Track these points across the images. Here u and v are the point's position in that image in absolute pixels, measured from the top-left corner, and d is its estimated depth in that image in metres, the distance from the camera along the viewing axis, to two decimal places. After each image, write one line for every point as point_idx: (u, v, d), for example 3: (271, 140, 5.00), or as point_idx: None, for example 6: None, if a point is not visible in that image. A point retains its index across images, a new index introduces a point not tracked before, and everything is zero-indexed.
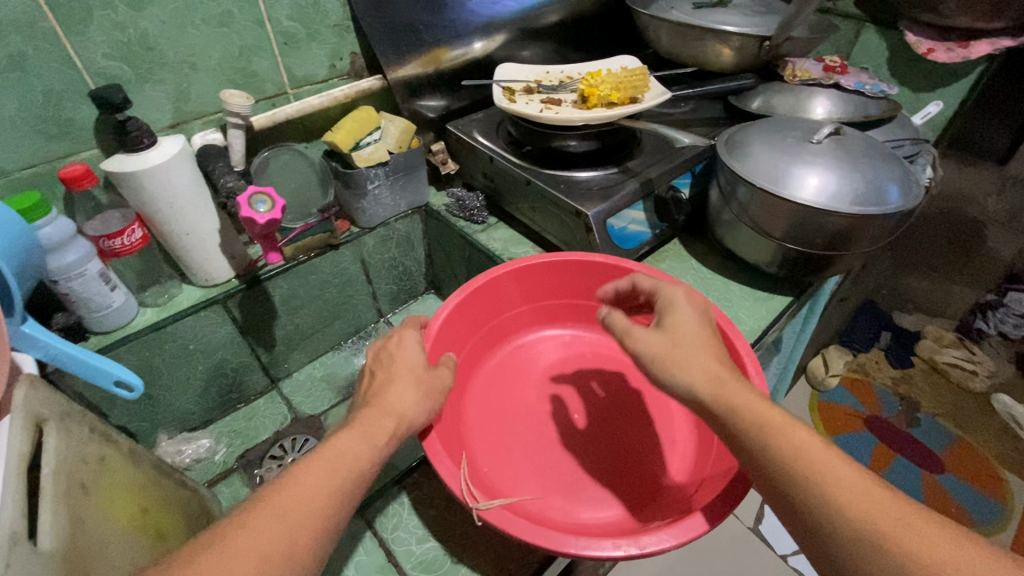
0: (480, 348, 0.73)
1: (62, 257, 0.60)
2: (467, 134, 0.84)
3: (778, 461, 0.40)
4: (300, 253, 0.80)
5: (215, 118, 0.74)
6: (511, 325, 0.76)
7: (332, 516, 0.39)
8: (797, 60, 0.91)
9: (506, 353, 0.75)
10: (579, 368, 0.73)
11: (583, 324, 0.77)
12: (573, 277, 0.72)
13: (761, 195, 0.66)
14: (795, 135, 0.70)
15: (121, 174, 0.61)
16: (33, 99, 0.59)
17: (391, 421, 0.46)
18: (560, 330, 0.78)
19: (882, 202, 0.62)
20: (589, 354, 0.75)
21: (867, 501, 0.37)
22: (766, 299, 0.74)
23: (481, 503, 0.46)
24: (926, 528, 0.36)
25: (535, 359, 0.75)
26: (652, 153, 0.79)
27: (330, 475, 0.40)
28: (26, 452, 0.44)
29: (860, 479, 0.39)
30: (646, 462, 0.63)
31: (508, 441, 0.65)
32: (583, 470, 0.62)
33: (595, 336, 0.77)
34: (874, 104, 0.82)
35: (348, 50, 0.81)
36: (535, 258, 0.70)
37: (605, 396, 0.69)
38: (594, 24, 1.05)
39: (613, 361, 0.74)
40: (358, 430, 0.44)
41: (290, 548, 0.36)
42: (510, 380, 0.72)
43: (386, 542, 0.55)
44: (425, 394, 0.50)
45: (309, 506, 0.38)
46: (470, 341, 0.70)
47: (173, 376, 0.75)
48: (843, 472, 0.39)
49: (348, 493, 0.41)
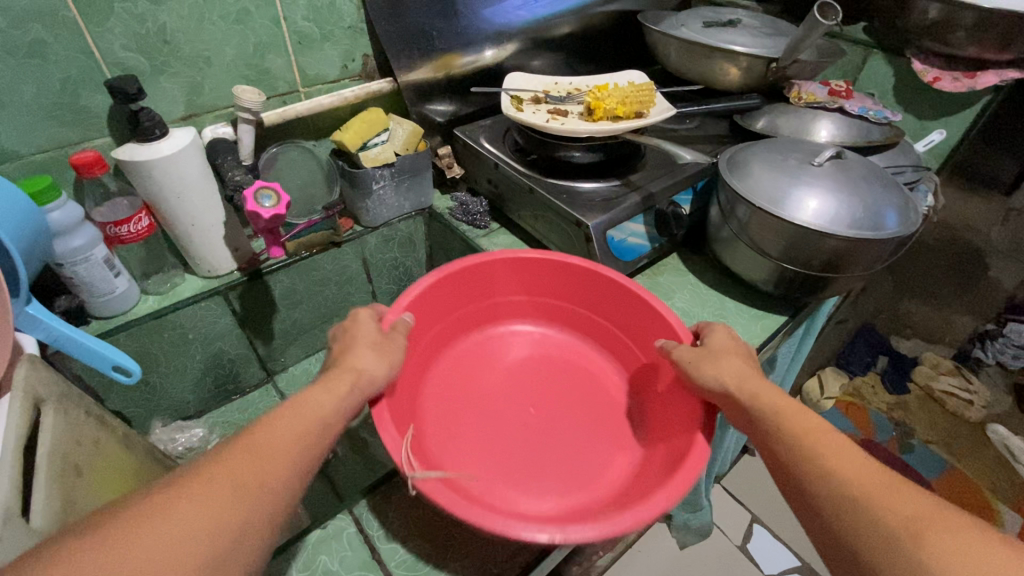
0: (453, 332, 0.74)
1: (68, 241, 0.61)
2: (473, 140, 0.86)
3: (799, 450, 0.44)
4: (303, 248, 0.81)
5: (226, 113, 0.75)
6: (489, 314, 0.77)
7: (300, 452, 0.40)
8: (802, 82, 0.91)
9: (473, 341, 0.77)
10: (546, 367, 0.74)
11: (558, 326, 0.79)
12: (549, 276, 0.73)
13: (761, 215, 0.67)
14: (796, 157, 0.71)
15: (131, 163, 0.62)
16: (51, 85, 0.60)
17: (353, 376, 0.48)
18: (535, 328, 0.79)
19: (879, 226, 0.63)
20: (554, 354, 0.76)
21: (877, 485, 0.39)
22: (761, 316, 0.74)
23: (417, 474, 0.46)
24: (944, 519, 0.36)
25: (501, 352, 0.76)
26: (655, 168, 0.80)
27: (301, 419, 0.42)
28: (23, 430, 0.45)
29: (876, 473, 0.41)
30: (589, 464, 0.63)
31: (463, 425, 0.66)
32: (528, 462, 0.62)
33: (562, 337, 0.78)
34: (877, 130, 0.82)
35: (361, 52, 0.82)
36: (516, 252, 0.71)
37: (564, 398, 0.70)
38: (605, 37, 1.07)
39: (578, 369, 0.75)
40: (326, 381, 0.46)
41: (260, 478, 0.37)
42: (478, 366, 0.74)
43: (372, 541, 0.51)
44: (387, 356, 0.52)
45: (278, 443, 0.40)
46: (445, 320, 0.72)
47: (170, 364, 0.76)
48: (855, 463, 0.41)
49: (318, 435, 0.42)
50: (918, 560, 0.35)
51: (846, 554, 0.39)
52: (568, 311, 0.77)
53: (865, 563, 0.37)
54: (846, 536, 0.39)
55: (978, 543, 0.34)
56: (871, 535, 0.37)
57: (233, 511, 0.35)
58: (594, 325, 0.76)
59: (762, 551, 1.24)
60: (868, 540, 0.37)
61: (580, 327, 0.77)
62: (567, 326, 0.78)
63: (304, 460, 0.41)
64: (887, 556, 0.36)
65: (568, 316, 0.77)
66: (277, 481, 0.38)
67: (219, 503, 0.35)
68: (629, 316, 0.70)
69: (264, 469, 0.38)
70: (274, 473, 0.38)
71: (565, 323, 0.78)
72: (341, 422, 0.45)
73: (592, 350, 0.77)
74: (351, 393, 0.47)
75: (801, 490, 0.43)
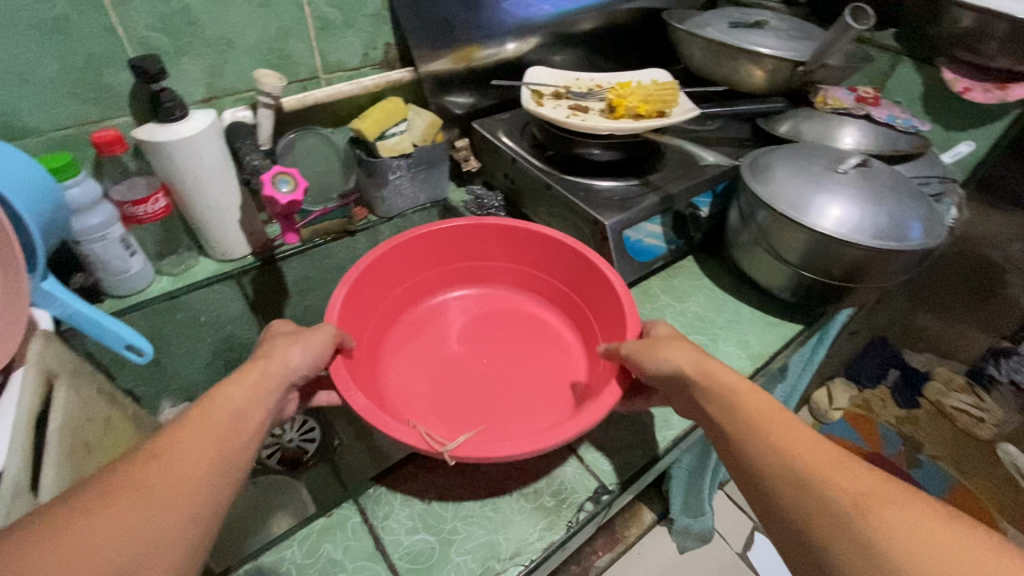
0: (391, 311, 0.75)
1: (86, 219, 0.62)
2: (491, 134, 0.86)
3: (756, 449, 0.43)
4: (316, 236, 0.81)
5: (247, 96, 0.74)
6: (422, 288, 0.78)
7: (222, 451, 0.39)
8: (829, 88, 0.88)
9: (415, 316, 0.77)
10: (487, 323, 0.77)
11: (489, 285, 0.81)
12: (483, 239, 0.76)
13: (783, 220, 0.65)
14: (821, 163, 0.69)
15: (150, 143, 0.62)
16: (73, 62, 0.60)
17: (276, 374, 0.47)
18: (468, 290, 0.81)
19: (903, 237, 0.62)
20: (495, 309, 0.79)
21: (823, 463, 0.39)
22: (776, 324, 0.73)
23: (451, 446, 0.46)
24: (888, 496, 0.36)
25: (445, 318, 0.78)
26: (675, 169, 0.79)
27: (221, 426, 0.40)
28: (35, 404, 0.46)
29: (823, 451, 0.40)
30: (548, 397, 0.67)
31: (425, 392, 0.67)
32: (494, 406, 0.65)
33: (499, 292, 0.81)
34: (904, 139, 0.80)
35: (382, 40, 0.81)
36: (452, 221, 0.73)
37: (512, 343, 0.74)
38: (628, 34, 1.05)
39: (518, 314, 0.78)
40: (244, 378, 0.45)
41: (182, 482, 0.36)
42: (420, 339, 0.75)
43: (376, 531, 0.50)
44: (310, 350, 0.50)
45: (199, 444, 0.38)
46: (381, 303, 0.72)
47: (181, 345, 0.76)
48: (800, 441, 0.41)
49: (241, 441, 0.41)
50: (863, 541, 0.35)
51: (797, 540, 0.38)
52: (501, 268, 0.79)
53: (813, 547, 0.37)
54: (795, 522, 0.39)
55: (921, 518, 0.34)
56: (819, 517, 0.37)
57: (153, 518, 0.33)
58: (526, 277, 0.79)
59: (761, 560, 1.24)
60: (818, 526, 0.37)
61: (513, 280, 0.80)
62: (501, 282, 0.81)
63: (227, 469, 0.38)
64: (832, 538, 0.36)
65: (502, 273, 0.80)
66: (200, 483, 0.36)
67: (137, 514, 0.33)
68: (563, 268, 0.73)
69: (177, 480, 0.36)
70: (190, 475, 0.36)
71: (499, 279, 0.81)
72: (265, 424, 0.44)
73: (529, 297, 0.80)
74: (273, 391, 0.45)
75: (752, 477, 0.42)
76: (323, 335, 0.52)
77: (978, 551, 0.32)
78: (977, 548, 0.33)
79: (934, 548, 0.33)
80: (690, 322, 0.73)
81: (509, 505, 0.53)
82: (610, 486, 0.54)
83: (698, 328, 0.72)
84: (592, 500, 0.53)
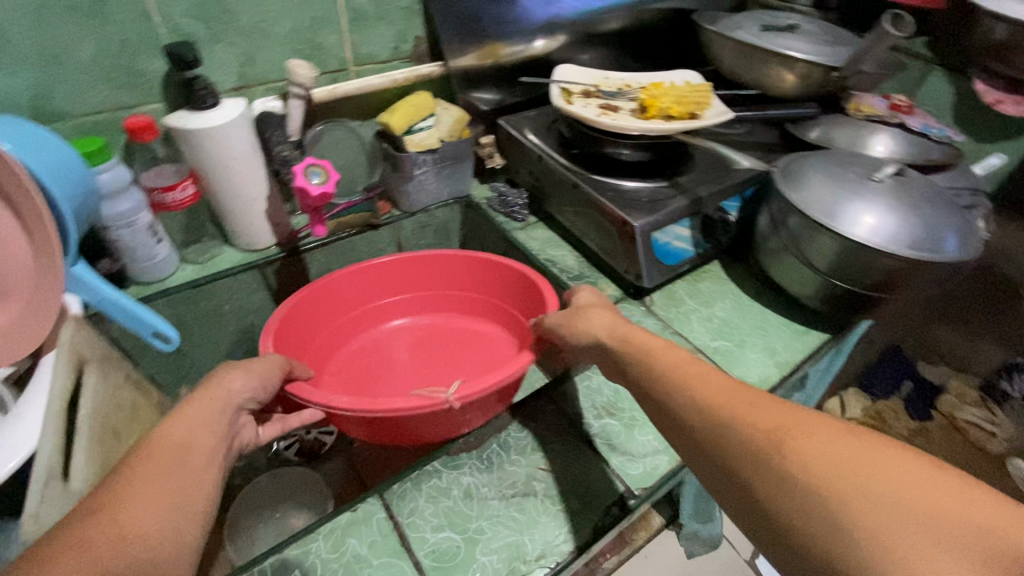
0: (337, 338, 0.80)
1: (116, 205, 0.62)
2: (518, 131, 0.85)
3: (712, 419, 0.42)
4: (341, 229, 0.81)
5: (277, 86, 0.74)
6: (367, 319, 0.83)
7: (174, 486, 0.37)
8: (861, 95, 0.89)
9: (359, 349, 0.82)
10: (428, 348, 0.82)
11: (431, 313, 0.86)
12: (416, 268, 0.82)
13: (815, 227, 0.64)
14: (856, 170, 0.68)
15: (181, 131, 0.62)
16: (109, 46, 0.60)
17: (222, 408, 0.44)
18: (410, 319, 0.86)
19: (937, 248, 0.61)
20: (435, 335, 0.84)
21: (744, 406, 0.41)
22: (804, 333, 0.72)
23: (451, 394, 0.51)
24: (810, 424, 0.39)
25: (388, 347, 0.82)
26: (704, 172, 0.78)
27: (165, 478, 0.37)
28: (66, 389, 0.46)
29: (742, 396, 0.42)
30: None
31: None
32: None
33: (437, 319, 0.86)
34: (937, 149, 0.79)
35: (413, 33, 0.81)
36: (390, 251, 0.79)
37: (450, 363, 0.79)
38: (656, 35, 1.04)
39: (458, 336, 0.83)
40: (185, 413, 0.42)
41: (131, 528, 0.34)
42: (364, 365, 0.80)
43: (400, 528, 0.49)
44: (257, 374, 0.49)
45: (148, 485, 0.36)
46: (325, 328, 0.77)
47: (204, 335, 0.76)
48: (721, 389, 0.43)
49: (190, 489, 0.38)
50: (791, 475, 0.36)
51: (735, 485, 0.39)
52: (437, 296, 0.85)
53: (753, 489, 0.38)
54: (733, 469, 0.39)
55: (840, 437, 0.37)
56: (752, 456, 0.38)
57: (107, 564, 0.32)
58: (460, 300, 0.84)
59: None
60: (751, 466, 0.38)
61: (449, 305, 0.85)
62: (438, 310, 0.86)
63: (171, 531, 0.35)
64: (765, 476, 0.37)
65: (438, 300, 0.85)
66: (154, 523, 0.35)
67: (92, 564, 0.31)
68: (495, 286, 0.79)
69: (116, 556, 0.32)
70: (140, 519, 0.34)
71: (436, 307, 0.86)
72: (216, 458, 0.41)
73: (466, 320, 0.85)
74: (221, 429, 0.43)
75: (685, 433, 0.43)
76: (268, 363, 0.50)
77: (889, 453, 0.36)
78: (888, 452, 0.36)
79: (857, 460, 0.35)
80: (717, 327, 0.72)
81: (535, 509, 0.52)
82: (636, 492, 0.53)
83: (725, 334, 0.71)
84: (617, 505, 0.53)
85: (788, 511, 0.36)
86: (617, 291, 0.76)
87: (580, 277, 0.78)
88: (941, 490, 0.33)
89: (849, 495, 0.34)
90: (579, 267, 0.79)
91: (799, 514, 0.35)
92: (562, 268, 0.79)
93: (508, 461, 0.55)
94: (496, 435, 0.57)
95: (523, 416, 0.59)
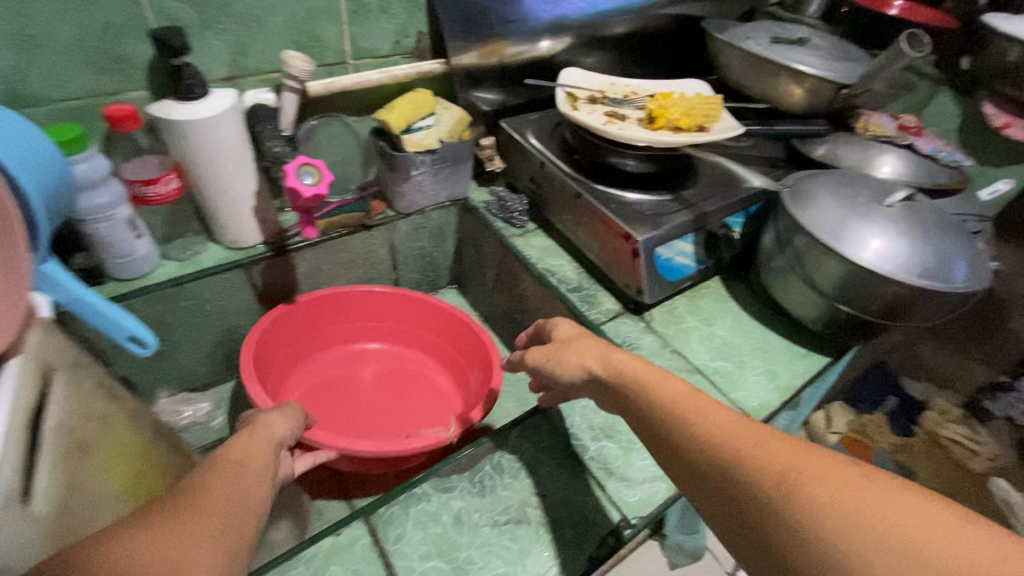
0: (308, 348, 0.83)
1: (92, 198, 0.58)
2: (520, 134, 0.83)
3: (722, 455, 0.38)
4: (332, 228, 0.78)
5: (270, 78, 0.70)
6: (340, 335, 0.86)
7: (236, 496, 0.38)
8: (870, 113, 0.88)
9: (316, 368, 0.84)
10: (387, 378, 0.85)
11: (395, 343, 0.88)
12: (384, 303, 0.85)
13: (823, 251, 0.63)
14: (866, 194, 0.67)
15: (167, 122, 0.58)
16: (91, 28, 0.56)
17: (267, 444, 0.46)
18: (370, 347, 0.88)
19: (947, 279, 0.60)
20: (389, 367, 0.86)
21: (748, 441, 0.38)
22: (805, 356, 0.70)
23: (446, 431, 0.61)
24: (819, 464, 0.36)
25: (344, 372, 0.84)
26: (709, 186, 0.77)
27: (222, 492, 0.38)
28: (32, 401, 0.43)
29: (744, 427, 0.40)
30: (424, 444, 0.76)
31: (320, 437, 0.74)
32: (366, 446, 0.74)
33: (393, 351, 0.88)
34: (945, 173, 0.77)
35: (416, 28, 0.78)
36: (362, 286, 0.82)
37: (404, 400, 0.82)
38: (663, 41, 1.02)
39: (419, 373, 0.86)
40: (239, 446, 0.44)
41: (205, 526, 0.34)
42: (326, 381, 0.83)
43: (386, 555, 0.47)
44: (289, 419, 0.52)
45: (217, 496, 0.37)
46: (297, 341, 0.80)
47: (184, 335, 0.72)
48: (723, 419, 0.40)
49: (248, 503, 0.38)
50: (807, 524, 0.33)
51: (738, 526, 0.37)
52: (399, 330, 0.87)
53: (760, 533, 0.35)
54: (736, 508, 0.37)
55: (851, 480, 0.34)
56: (756, 499, 0.36)
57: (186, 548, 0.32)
58: (419, 338, 0.87)
59: None
60: (756, 509, 0.36)
61: (406, 340, 0.88)
62: (397, 342, 0.88)
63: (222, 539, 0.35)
64: (777, 520, 0.35)
65: (398, 335, 0.88)
66: (221, 525, 0.35)
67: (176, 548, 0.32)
68: (461, 342, 0.82)
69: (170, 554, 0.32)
70: (214, 520, 0.35)
71: (394, 339, 0.88)
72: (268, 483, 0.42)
73: (419, 356, 0.88)
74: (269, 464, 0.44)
75: (684, 465, 0.41)
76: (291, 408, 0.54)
77: (903, 500, 0.33)
78: (903, 498, 0.33)
79: (869, 509, 0.33)
80: (717, 347, 0.70)
81: (528, 537, 0.50)
82: (632, 520, 0.52)
83: (725, 355, 0.69)
84: (612, 534, 0.52)
85: (796, 561, 0.33)
86: (616, 305, 0.74)
87: (579, 288, 0.75)
88: (964, 538, 0.31)
89: (862, 547, 0.31)
90: (579, 278, 0.77)
91: (809, 566, 0.33)
92: (560, 279, 0.77)
93: (501, 485, 0.53)
94: (489, 456, 0.55)
95: (513, 437, 0.57)
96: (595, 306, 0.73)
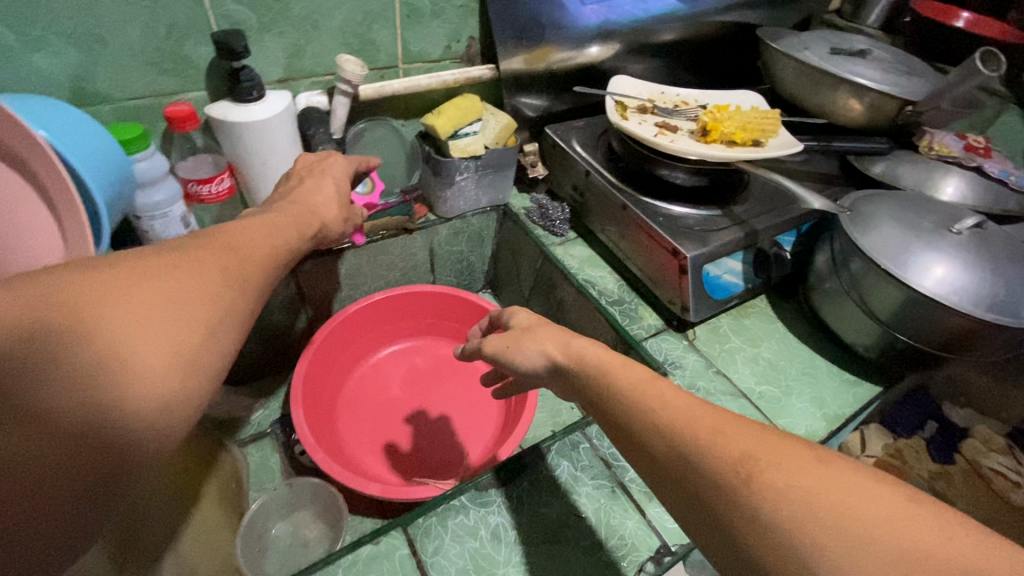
0: (371, 344, 0.86)
1: (150, 195, 0.59)
2: (565, 141, 0.82)
3: (684, 440, 0.35)
4: (376, 231, 0.78)
5: (323, 81, 0.71)
6: (389, 334, 0.88)
7: (238, 276, 0.38)
8: (935, 131, 0.82)
9: (369, 365, 0.87)
10: (438, 372, 0.87)
11: (443, 338, 0.90)
12: (431, 302, 0.85)
13: (881, 276, 0.60)
14: (930, 219, 0.64)
15: (223, 124, 0.59)
16: (155, 30, 0.57)
17: (276, 240, 0.45)
18: (421, 341, 0.90)
19: (1015, 311, 0.56)
20: (437, 360, 0.89)
21: (706, 425, 0.35)
22: (854, 384, 0.68)
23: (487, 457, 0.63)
24: (777, 449, 0.33)
25: (394, 367, 0.87)
26: (763, 202, 0.75)
27: (219, 262, 0.37)
28: None
29: (709, 414, 0.36)
30: (467, 442, 0.79)
31: (370, 438, 0.78)
32: (412, 445, 0.78)
33: (441, 344, 0.90)
34: (1014, 199, 0.74)
35: (467, 33, 0.77)
36: (407, 290, 0.83)
37: (457, 398, 0.84)
38: (714, 49, 1.00)
39: (474, 371, 0.87)
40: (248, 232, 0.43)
41: (198, 295, 0.33)
42: (388, 375, 0.86)
43: (424, 568, 0.47)
44: (338, 202, 0.58)
45: (216, 272, 0.36)
46: (348, 347, 0.82)
47: None
48: (684, 405, 0.37)
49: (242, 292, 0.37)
50: (764, 513, 0.30)
51: (698, 513, 0.34)
52: (446, 326, 0.89)
53: (720, 523, 0.32)
54: (690, 495, 0.34)
55: (811, 466, 0.32)
56: (716, 489, 0.33)
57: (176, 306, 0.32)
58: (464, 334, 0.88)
59: None
60: (715, 505, 0.33)
61: (453, 335, 0.89)
62: (444, 336, 0.90)
63: (225, 335, 0.34)
64: (731, 512, 0.32)
65: (446, 330, 0.89)
66: (215, 297, 0.34)
67: (167, 304, 0.31)
68: None
69: (180, 344, 0.31)
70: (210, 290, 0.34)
71: (442, 333, 0.90)
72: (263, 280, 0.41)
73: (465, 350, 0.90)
74: (270, 260, 0.43)
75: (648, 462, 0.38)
76: (339, 164, 0.61)
77: (856, 480, 0.31)
78: (855, 480, 0.31)
79: (836, 498, 0.30)
80: (763, 370, 0.68)
81: (568, 558, 0.49)
82: (672, 547, 0.51)
83: (771, 379, 0.67)
84: (652, 560, 0.50)
85: (764, 556, 0.30)
86: (659, 321, 0.72)
87: (620, 302, 0.74)
88: (911, 519, 0.29)
89: (826, 531, 0.29)
90: (619, 290, 0.76)
91: (768, 553, 0.30)
92: (601, 291, 0.75)
93: (538, 502, 0.52)
94: (526, 473, 0.54)
95: (547, 455, 0.56)
96: (636, 321, 0.72)
